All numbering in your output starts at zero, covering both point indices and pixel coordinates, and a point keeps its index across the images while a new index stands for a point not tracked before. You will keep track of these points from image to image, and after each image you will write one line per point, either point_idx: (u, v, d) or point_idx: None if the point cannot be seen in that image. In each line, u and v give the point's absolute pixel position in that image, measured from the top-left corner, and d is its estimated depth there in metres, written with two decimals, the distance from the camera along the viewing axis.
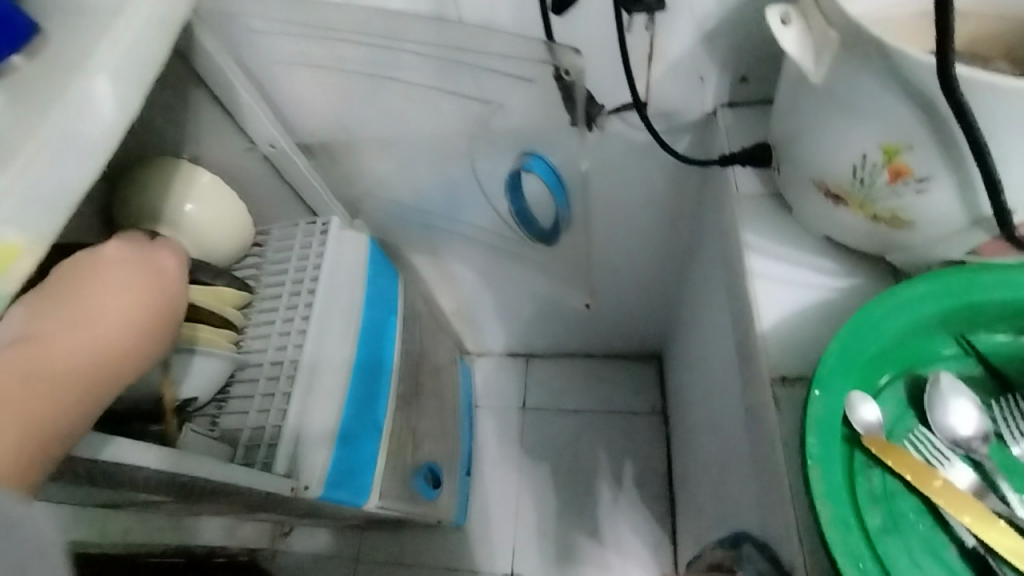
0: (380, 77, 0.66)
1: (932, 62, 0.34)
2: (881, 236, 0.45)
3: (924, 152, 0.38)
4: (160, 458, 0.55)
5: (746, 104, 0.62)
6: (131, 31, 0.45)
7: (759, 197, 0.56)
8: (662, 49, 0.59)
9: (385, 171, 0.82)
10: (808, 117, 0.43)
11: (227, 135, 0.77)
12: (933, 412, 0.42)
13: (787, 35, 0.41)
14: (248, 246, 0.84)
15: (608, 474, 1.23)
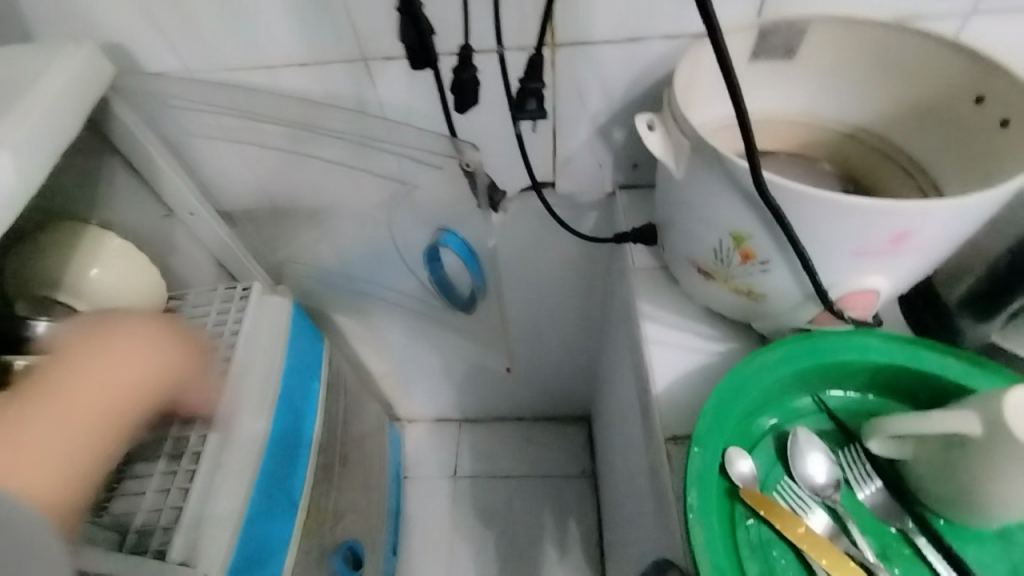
0: (304, 156, 0.69)
1: (746, 167, 0.41)
2: (744, 308, 0.52)
3: (762, 240, 0.45)
4: None
5: (640, 188, 0.71)
6: (33, 117, 0.47)
7: (652, 270, 0.63)
8: (563, 141, 0.67)
9: (309, 238, 0.83)
10: (678, 206, 0.50)
11: (143, 202, 0.76)
12: (795, 463, 0.47)
13: (653, 138, 0.49)
14: (160, 311, 0.80)
15: (542, 542, 1.20)
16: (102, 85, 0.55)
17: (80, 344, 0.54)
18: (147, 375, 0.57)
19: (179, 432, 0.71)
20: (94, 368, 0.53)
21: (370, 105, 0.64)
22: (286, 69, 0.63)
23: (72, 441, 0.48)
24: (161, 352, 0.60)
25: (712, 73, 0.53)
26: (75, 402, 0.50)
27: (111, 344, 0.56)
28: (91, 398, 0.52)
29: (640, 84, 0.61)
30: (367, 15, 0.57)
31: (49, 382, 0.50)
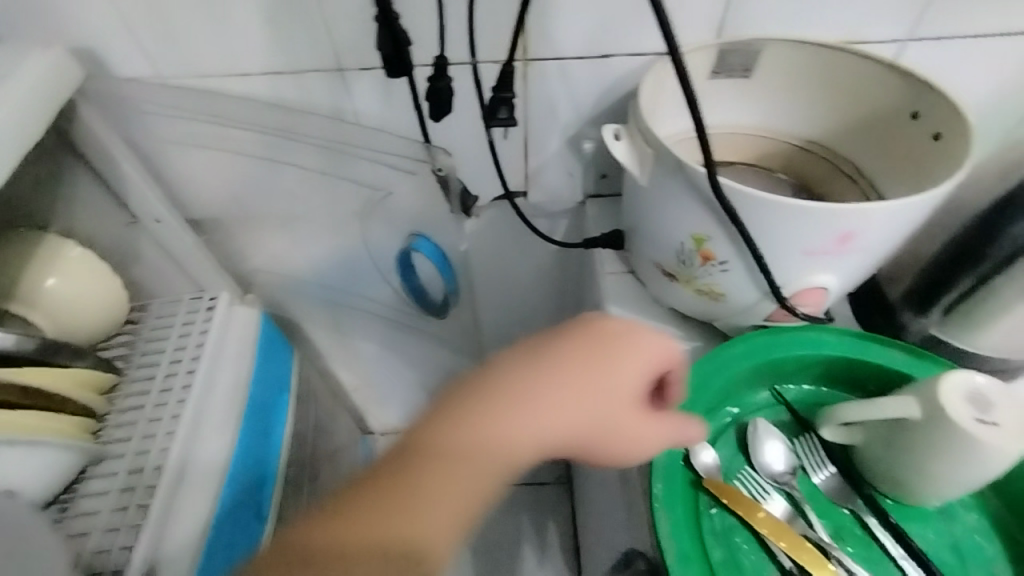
0: (277, 164, 0.69)
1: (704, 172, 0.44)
2: (706, 307, 0.55)
3: (721, 242, 0.48)
4: None
5: (608, 197, 0.74)
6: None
7: (620, 275, 0.66)
8: (534, 151, 0.70)
9: (281, 247, 0.82)
10: (642, 211, 0.53)
11: (107, 209, 0.75)
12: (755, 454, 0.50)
13: (619, 147, 0.52)
14: (121, 322, 0.78)
15: (517, 553, 1.19)
16: (68, 88, 0.54)
17: (480, 399, 0.46)
18: (580, 423, 0.47)
19: (140, 448, 0.69)
20: (485, 432, 0.45)
21: (344, 114, 0.65)
22: (261, 78, 0.64)
23: (416, 517, 0.42)
24: (610, 393, 0.47)
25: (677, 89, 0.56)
26: (459, 472, 0.44)
27: (557, 393, 0.46)
28: (472, 469, 0.44)
29: (607, 99, 0.64)
30: (343, 26, 0.58)
31: (422, 454, 0.44)
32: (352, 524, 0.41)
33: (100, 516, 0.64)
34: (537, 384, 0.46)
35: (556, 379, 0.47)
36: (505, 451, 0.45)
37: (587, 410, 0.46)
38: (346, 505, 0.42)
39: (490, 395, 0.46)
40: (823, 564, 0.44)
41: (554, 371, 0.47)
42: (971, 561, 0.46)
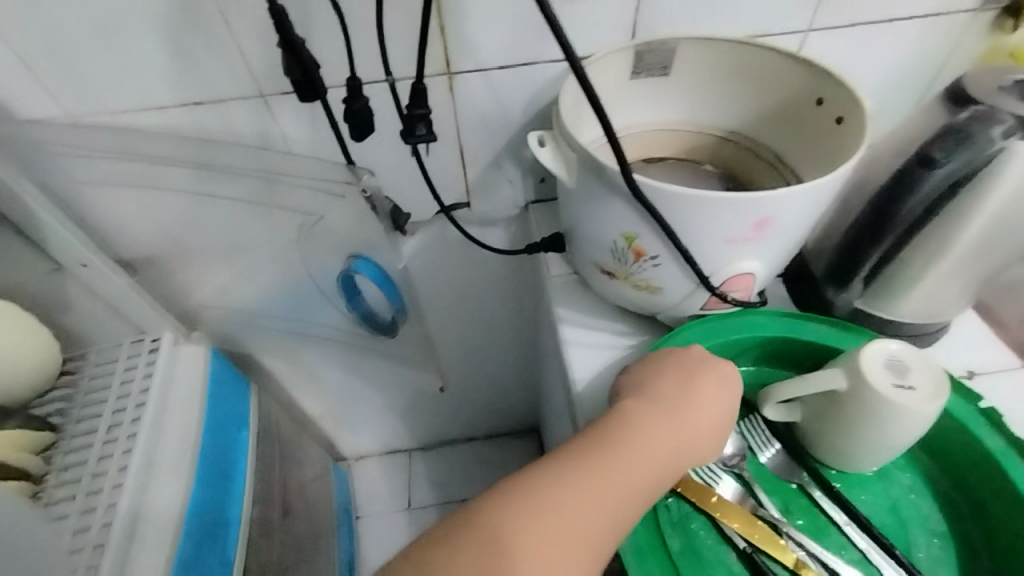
0: (206, 195, 0.67)
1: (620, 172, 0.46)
2: (646, 302, 0.56)
3: (650, 238, 0.49)
4: None
5: (549, 201, 0.75)
6: None
7: (567, 277, 0.66)
8: (471, 162, 0.70)
9: (222, 280, 0.80)
10: (575, 212, 0.54)
11: (27, 258, 0.71)
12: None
13: (544, 153, 0.53)
14: (54, 376, 0.74)
15: None
16: None
17: (610, 432, 0.44)
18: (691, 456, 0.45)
19: (85, 505, 0.65)
20: (625, 464, 0.42)
21: (272, 140, 0.64)
22: (180, 108, 0.61)
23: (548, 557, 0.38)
24: (711, 431, 0.47)
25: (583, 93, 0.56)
26: (601, 498, 0.41)
27: (675, 422, 0.46)
28: (611, 497, 0.41)
29: (536, 104, 0.65)
30: (260, 51, 0.57)
31: (546, 480, 0.41)
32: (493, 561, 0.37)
33: None
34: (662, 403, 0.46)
35: (676, 412, 0.46)
36: (635, 484, 0.42)
37: (698, 441, 0.46)
38: (479, 537, 0.38)
39: (619, 427, 0.44)
40: (775, 542, 0.46)
41: (668, 402, 0.46)
42: (909, 519, 0.49)
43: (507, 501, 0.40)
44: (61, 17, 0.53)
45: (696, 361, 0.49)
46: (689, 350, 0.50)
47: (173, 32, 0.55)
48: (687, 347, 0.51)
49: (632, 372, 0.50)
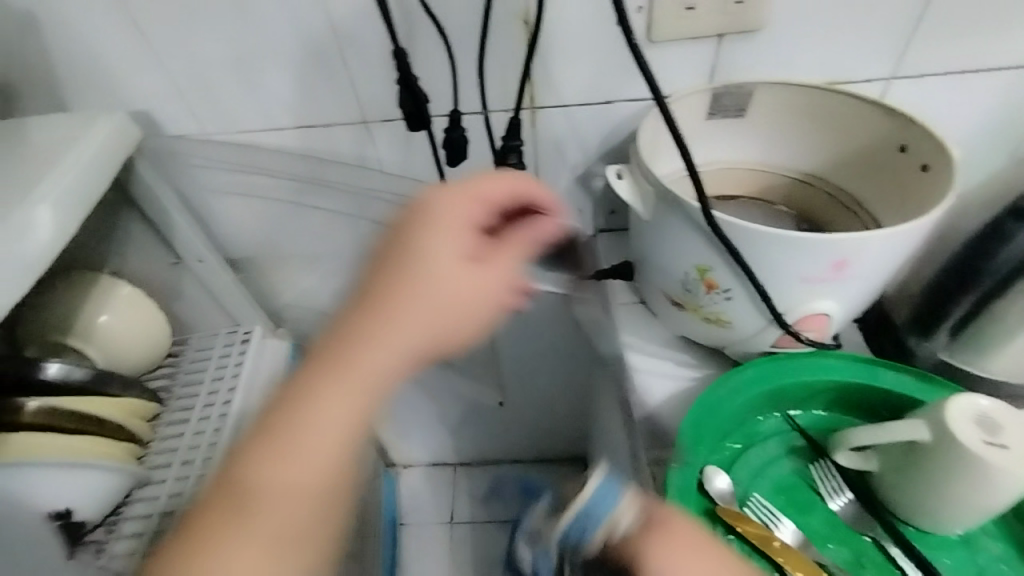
0: (308, 206, 0.75)
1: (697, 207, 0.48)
2: (713, 336, 0.57)
3: (722, 271, 0.50)
4: None
5: (617, 231, 0.77)
6: (74, 172, 0.53)
7: (632, 305, 0.68)
8: (545, 191, 0.74)
9: (309, 284, 0.88)
10: (647, 243, 0.56)
11: (154, 252, 0.81)
12: (764, 478, 0.52)
13: (621, 186, 0.55)
14: (162, 356, 0.84)
15: None
16: (139, 135, 0.61)
17: (352, 335, 0.48)
18: (437, 320, 0.48)
19: (181, 473, 0.73)
20: (342, 373, 0.47)
21: (369, 161, 0.71)
22: (294, 131, 0.70)
23: (314, 443, 0.45)
24: (454, 296, 0.50)
25: (661, 135, 0.59)
26: (337, 398, 0.46)
27: (409, 278, 0.49)
28: (358, 380, 0.46)
29: (612, 141, 0.68)
30: (371, 84, 0.65)
31: (304, 400, 0.46)
32: (282, 454, 0.45)
33: (144, 537, 0.68)
34: (426, 301, 0.48)
35: (388, 299, 0.48)
36: (366, 362, 0.47)
37: (438, 323, 0.49)
38: (273, 447, 0.45)
39: (370, 322, 0.48)
40: None
41: (401, 286, 0.48)
42: None
43: (289, 411, 0.46)
44: (213, 53, 0.63)
45: (435, 226, 0.50)
46: (453, 202, 0.52)
47: (300, 65, 0.63)
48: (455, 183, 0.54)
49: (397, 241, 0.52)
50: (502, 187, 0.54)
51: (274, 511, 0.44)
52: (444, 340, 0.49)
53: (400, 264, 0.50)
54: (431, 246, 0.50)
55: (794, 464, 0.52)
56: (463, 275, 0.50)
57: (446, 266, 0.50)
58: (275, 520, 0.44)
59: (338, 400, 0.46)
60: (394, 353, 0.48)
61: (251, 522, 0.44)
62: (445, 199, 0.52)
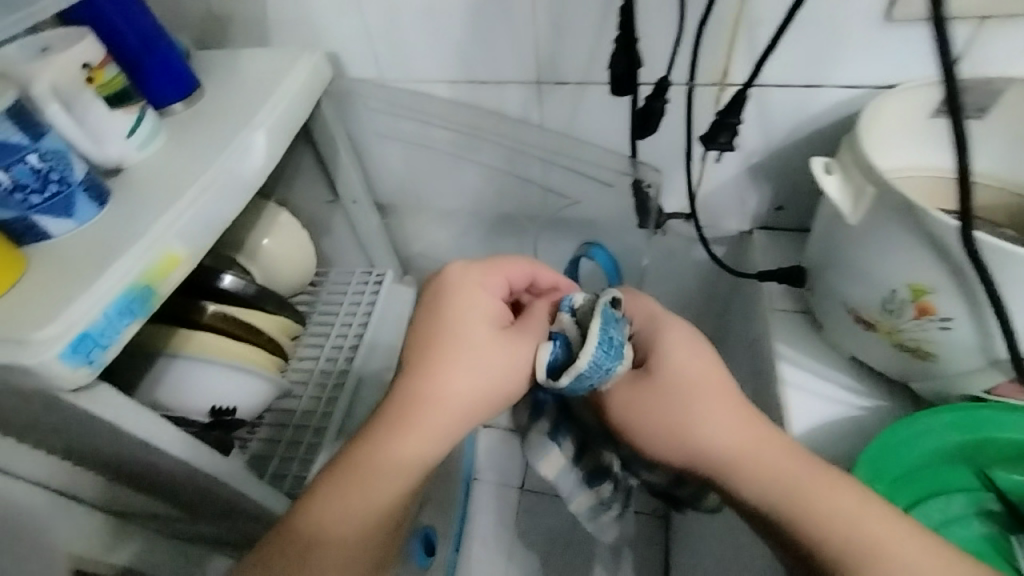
0: (463, 159, 0.75)
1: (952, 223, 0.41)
2: (904, 363, 0.51)
3: (948, 296, 0.44)
4: (224, 471, 0.56)
5: (780, 230, 0.71)
6: (285, 102, 0.56)
7: (791, 313, 0.62)
8: (710, 177, 0.69)
9: (443, 238, 0.90)
10: (845, 250, 0.50)
11: (314, 187, 0.86)
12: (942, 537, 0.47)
13: (828, 180, 0.49)
14: (306, 285, 0.90)
15: (601, 559, 1.19)
16: (329, 73, 0.64)
17: (409, 382, 0.48)
18: (489, 381, 0.48)
19: (315, 393, 0.80)
20: (408, 422, 0.47)
21: (533, 121, 0.69)
22: (466, 84, 0.70)
23: (374, 493, 0.46)
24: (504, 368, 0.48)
25: (875, 130, 0.51)
26: (398, 455, 0.46)
27: (441, 359, 0.48)
28: (429, 411, 0.47)
29: (805, 130, 0.61)
30: (554, 41, 0.62)
31: (373, 446, 0.47)
32: (354, 475, 0.46)
33: (280, 444, 0.76)
34: (453, 359, 0.48)
35: (435, 361, 0.48)
36: (437, 395, 0.47)
37: (451, 391, 0.47)
38: (356, 464, 0.47)
39: (422, 378, 0.48)
40: None
41: (442, 336, 0.49)
42: None
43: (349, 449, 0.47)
44: None
45: (450, 302, 0.50)
46: (454, 269, 0.51)
47: (490, 16, 0.62)
48: (445, 267, 0.52)
49: (421, 314, 0.51)
50: (520, 272, 0.53)
51: (343, 508, 0.46)
52: (492, 399, 0.48)
53: (419, 339, 0.49)
54: (465, 311, 0.49)
55: (981, 530, 0.47)
56: (490, 338, 0.49)
57: (479, 333, 0.49)
58: (343, 516, 0.46)
59: (420, 455, 0.47)
60: (477, 391, 0.48)
61: (335, 510, 0.46)
62: (455, 270, 0.52)
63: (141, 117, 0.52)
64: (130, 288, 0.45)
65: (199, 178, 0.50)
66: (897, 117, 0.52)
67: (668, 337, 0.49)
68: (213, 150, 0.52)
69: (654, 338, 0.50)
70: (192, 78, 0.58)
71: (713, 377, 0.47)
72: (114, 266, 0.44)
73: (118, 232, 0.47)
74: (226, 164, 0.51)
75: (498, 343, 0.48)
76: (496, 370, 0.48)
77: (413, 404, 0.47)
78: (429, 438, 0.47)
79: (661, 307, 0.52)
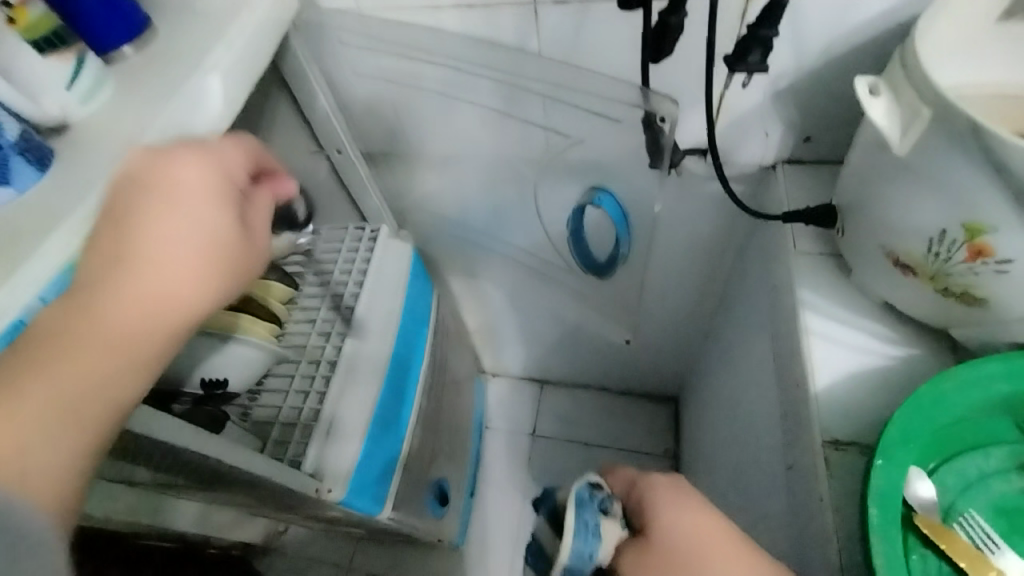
0: (454, 98, 0.68)
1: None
2: (950, 311, 0.46)
3: (1011, 235, 0.39)
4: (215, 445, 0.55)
5: (806, 163, 0.64)
6: (242, 37, 0.49)
7: (817, 256, 0.57)
8: (732, 105, 0.61)
9: (438, 187, 0.83)
10: (889, 185, 0.44)
11: (295, 137, 0.79)
12: (978, 492, 0.44)
13: (875, 105, 0.43)
14: (297, 244, 0.85)
15: None
16: (293, 7, 0.56)
17: (101, 273, 0.39)
18: (213, 258, 0.42)
19: (315, 356, 0.78)
20: (110, 313, 0.37)
21: (531, 49, 0.61)
22: (453, 9, 0.61)
23: (80, 390, 0.35)
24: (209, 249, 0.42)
25: (932, 39, 0.43)
26: (100, 351, 0.37)
27: (149, 240, 0.40)
28: (140, 292, 0.38)
29: (845, 44, 0.53)
30: None
31: (61, 348, 0.36)
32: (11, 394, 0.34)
33: (281, 409, 0.76)
34: (160, 233, 0.40)
35: (138, 241, 0.39)
36: (142, 281, 0.39)
37: (168, 269, 0.40)
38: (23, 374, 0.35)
39: (115, 260, 0.39)
40: None
41: (129, 231, 0.40)
42: None
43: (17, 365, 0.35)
44: None
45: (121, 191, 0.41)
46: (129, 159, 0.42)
47: None
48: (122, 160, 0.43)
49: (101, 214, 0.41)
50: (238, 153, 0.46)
51: (37, 427, 0.34)
52: (220, 273, 0.42)
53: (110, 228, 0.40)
54: (153, 199, 0.41)
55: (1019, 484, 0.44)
56: (196, 206, 0.42)
57: (185, 201, 0.41)
58: (34, 445, 0.33)
59: (137, 344, 0.38)
60: (200, 271, 0.41)
61: (17, 430, 0.33)
62: (134, 156, 0.43)
63: (81, 67, 0.46)
64: (70, 267, 0.41)
65: (144, 134, 0.44)
66: (958, 21, 0.44)
67: (659, 501, 0.44)
68: (162, 97, 0.46)
69: (641, 500, 0.45)
70: (142, 19, 0.51)
71: (712, 536, 0.42)
72: (48, 244, 0.40)
73: (64, 200, 0.42)
74: (180, 116, 0.45)
75: (220, 215, 0.42)
76: (219, 244, 0.42)
77: (111, 295, 0.38)
78: (150, 328, 0.39)
79: (636, 469, 0.47)
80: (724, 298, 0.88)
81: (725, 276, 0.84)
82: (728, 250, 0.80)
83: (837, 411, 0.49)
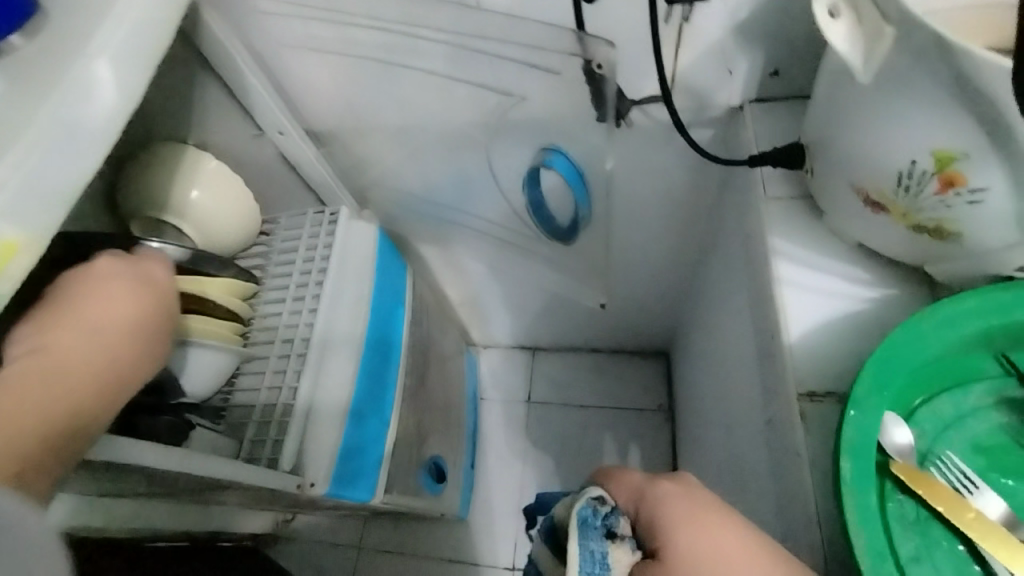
0: (393, 63, 0.63)
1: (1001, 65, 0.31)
2: (923, 247, 0.43)
3: (981, 161, 0.36)
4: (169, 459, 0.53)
5: (775, 100, 0.60)
6: (132, 13, 0.43)
7: (789, 199, 0.54)
8: (691, 44, 0.56)
9: (394, 161, 0.79)
10: (856, 117, 0.40)
11: (233, 121, 0.74)
12: (956, 432, 0.42)
13: (835, 29, 0.39)
14: (255, 235, 0.81)
15: (609, 457, 1.23)
16: None
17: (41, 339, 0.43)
18: (143, 306, 0.49)
19: (284, 351, 0.75)
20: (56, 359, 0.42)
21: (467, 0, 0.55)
22: None
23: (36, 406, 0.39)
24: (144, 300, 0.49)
25: None
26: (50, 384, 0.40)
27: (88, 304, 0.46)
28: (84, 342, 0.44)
29: None
30: None
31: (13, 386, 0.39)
32: None
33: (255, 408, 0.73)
34: (98, 296, 0.47)
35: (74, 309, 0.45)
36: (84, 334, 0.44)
37: (107, 320, 0.46)
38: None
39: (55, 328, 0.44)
40: None
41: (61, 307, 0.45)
42: None
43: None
44: None
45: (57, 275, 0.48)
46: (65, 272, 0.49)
47: None
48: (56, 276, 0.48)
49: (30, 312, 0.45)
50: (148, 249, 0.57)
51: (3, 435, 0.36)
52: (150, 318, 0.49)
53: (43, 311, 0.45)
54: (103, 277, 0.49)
55: (998, 420, 0.43)
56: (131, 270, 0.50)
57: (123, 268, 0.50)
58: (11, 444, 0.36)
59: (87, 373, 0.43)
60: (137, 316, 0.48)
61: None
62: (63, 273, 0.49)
63: None
64: None
65: (19, 135, 0.38)
66: None
67: (673, 516, 0.39)
68: (41, 84, 0.40)
69: (653, 512, 0.40)
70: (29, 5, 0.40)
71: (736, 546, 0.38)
72: None
73: None
74: (62, 112, 0.39)
75: (160, 273, 0.52)
76: (148, 297, 0.49)
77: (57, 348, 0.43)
78: (95, 363, 0.44)
79: (644, 475, 0.43)
80: (704, 249, 0.85)
81: (702, 226, 0.81)
82: (703, 200, 0.77)
83: (813, 361, 0.47)
